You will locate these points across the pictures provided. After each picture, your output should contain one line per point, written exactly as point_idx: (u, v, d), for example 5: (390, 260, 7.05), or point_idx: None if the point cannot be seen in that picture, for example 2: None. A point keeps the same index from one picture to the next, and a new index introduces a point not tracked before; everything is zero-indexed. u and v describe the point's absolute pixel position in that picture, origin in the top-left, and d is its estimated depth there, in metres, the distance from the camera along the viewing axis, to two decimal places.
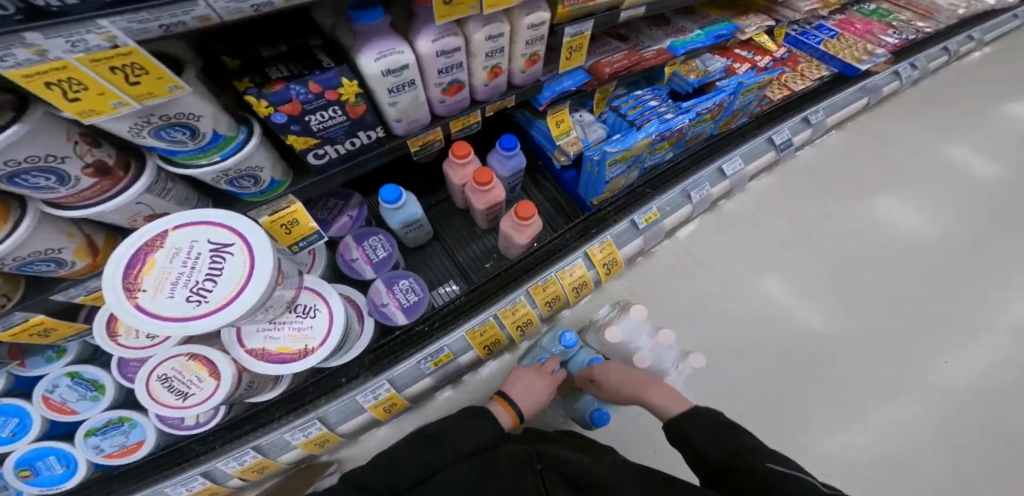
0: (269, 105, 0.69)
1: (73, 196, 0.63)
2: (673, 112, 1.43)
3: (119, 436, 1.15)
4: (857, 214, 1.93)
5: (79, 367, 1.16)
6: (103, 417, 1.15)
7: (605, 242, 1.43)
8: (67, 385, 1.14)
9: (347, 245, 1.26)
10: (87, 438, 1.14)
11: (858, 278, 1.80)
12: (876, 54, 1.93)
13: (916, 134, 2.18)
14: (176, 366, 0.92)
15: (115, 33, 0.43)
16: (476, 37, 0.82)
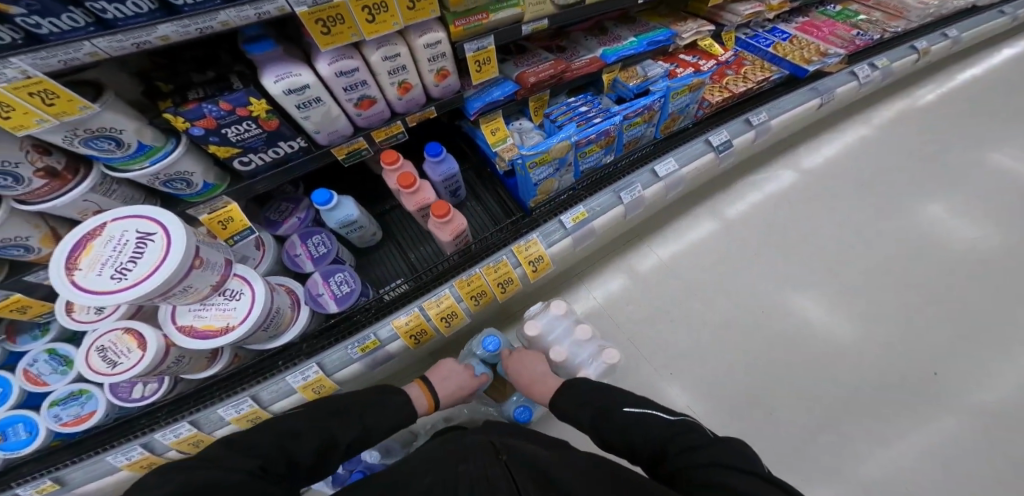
0: (186, 121, 0.83)
1: (29, 194, 0.77)
2: (602, 116, 1.54)
3: (76, 407, 1.31)
4: (793, 227, 2.09)
5: (55, 345, 1.37)
6: (67, 389, 1.32)
7: (531, 240, 1.54)
8: (44, 359, 1.35)
9: (292, 243, 1.40)
10: (49, 408, 1.30)
11: (789, 284, 1.95)
12: (830, 53, 1.87)
13: (860, 155, 2.34)
14: (111, 338, 1.05)
15: (26, 68, 0.55)
16: (373, 59, 0.98)
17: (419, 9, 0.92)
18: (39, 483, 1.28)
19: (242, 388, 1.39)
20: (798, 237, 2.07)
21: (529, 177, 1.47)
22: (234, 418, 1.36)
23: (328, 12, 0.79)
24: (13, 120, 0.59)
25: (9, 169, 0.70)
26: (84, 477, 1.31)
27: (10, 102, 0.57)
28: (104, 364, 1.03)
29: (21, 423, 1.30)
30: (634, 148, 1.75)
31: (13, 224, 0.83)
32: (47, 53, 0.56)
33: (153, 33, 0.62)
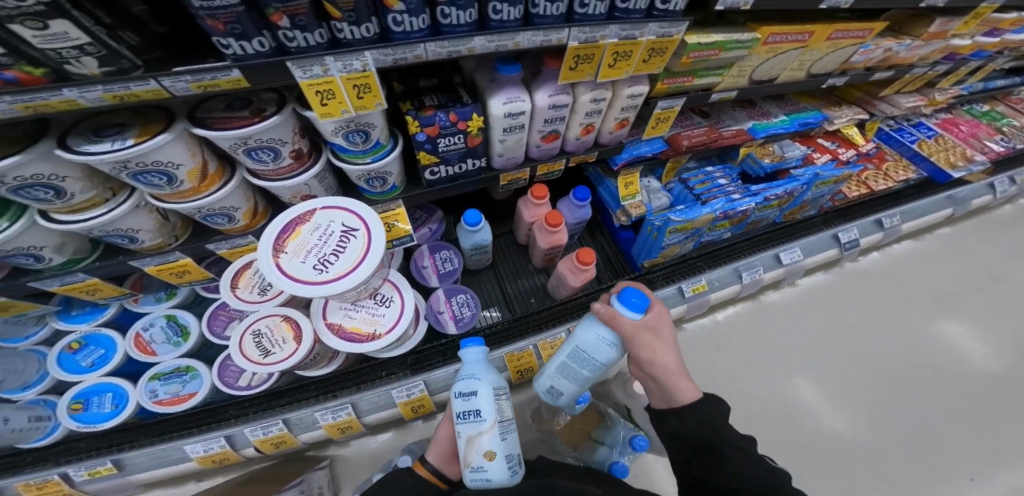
0: (418, 125, 0.91)
1: (274, 171, 0.86)
2: (741, 194, 1.45)
3: (177, 385, 1.28)
4: (917, 331, 1.87)
5: (175, 313, 1.36)
6: (173, 364, 1.31)
7: None
8: (161, 326, 1.34)
9: (422, 253, 1.47)
10: (149, 381, 1.28)
11: (910, 395, 1.73)
12: (974, 160, 1.74)
13: (999, 262, 2.11)
14: (269, 324, 1.11)
15: (369, 61, 0.66)
16: (583, 98, 0.95)
17: (651, 62, 0.82)
18: (97, 463, 1.26)
19: (340, 393, 1.39)
20: (915, 339, 1.86)
21: (661, 238, 1.41)
22: (328, 424, 1.36)
23: (587, 51, 0.76)
24: (327, 108, 0.71)
25: (277, 145, 0.80)
26: (152, 461, 1.29)
27: (337, 89, 0.68)
28: (257, 352, 1.07)
29: (111, 393, 1.27)
30: (752, 229, 1.71)
31: (238, 194, 0.91)
32: (391, 50, 0.67)
33: (467, 43, 0.70)
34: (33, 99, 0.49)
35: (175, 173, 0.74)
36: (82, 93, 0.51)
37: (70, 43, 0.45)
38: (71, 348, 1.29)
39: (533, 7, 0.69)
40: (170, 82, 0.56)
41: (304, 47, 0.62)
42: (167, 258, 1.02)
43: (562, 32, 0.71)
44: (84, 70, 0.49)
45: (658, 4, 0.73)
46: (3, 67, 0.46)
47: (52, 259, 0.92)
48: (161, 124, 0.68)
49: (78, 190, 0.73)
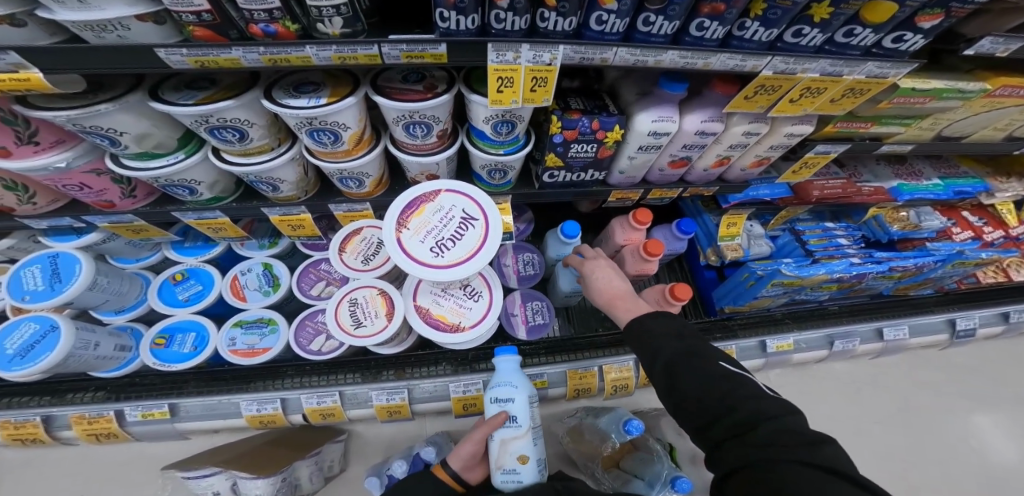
0: (560, 127, 0.86)
1: (417, 146, 0.89)
2: (862, 259, 1.30)
3: (255, 337, 1.31)
4: (1006, 439, 1.73)
5: (273, 262, 1.42)
6: (257, 314, 1.35)
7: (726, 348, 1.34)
8: (258, 273, 1.40)
9: (506, 251, 1.44)
10: (232, 327, 1.32)
11: None
12: None
13: None
14: (365, 296, 1.15)
15: (559, 55, 0.66)
16: (736, 129, 0.88)
17: (837, 104, 0.79)
18: (150, 407, 1.30)
19: (397, 376, 1.40)
20: (995, 453, 1.70)
21: (759, 289, 1.28)
22: (380, 405, 1.34)
23: (777, 82, 0.72)
24: (501, 95, 0.71)
25: (433, 122, 0.81)
26: (202, 413, 1.31)
27: (517, 78, 0.68)
28: (351, 321, 1.11)
29: (194, 334, 1.33)
30: (856, 297, 1.54)
31: (375, 162, 0.95)
32: (583, 48, 0.66)
33: (657, 55, 0.68)
34: (281, 53, 0.55)
35: (341, 134, 0.80)
36: (319, 51, 0.56)
37: (332, 2, 0.49)
38: (175, 278, 1.38)
39: (738, 30, 0.66)
40: (387, 49, 0.59)
41: (510, 32, 0.63)
42: (291, 211, 1.13)
43: (762, 60, 0.68)
44: (330, 29, 0.54)
45: (886, 43, 0.67)
46: (273, 21, 0.51)
47: (202, 193, 1.03)
48: (348, 88, 0.74)
49: (257, 136, 0.83)
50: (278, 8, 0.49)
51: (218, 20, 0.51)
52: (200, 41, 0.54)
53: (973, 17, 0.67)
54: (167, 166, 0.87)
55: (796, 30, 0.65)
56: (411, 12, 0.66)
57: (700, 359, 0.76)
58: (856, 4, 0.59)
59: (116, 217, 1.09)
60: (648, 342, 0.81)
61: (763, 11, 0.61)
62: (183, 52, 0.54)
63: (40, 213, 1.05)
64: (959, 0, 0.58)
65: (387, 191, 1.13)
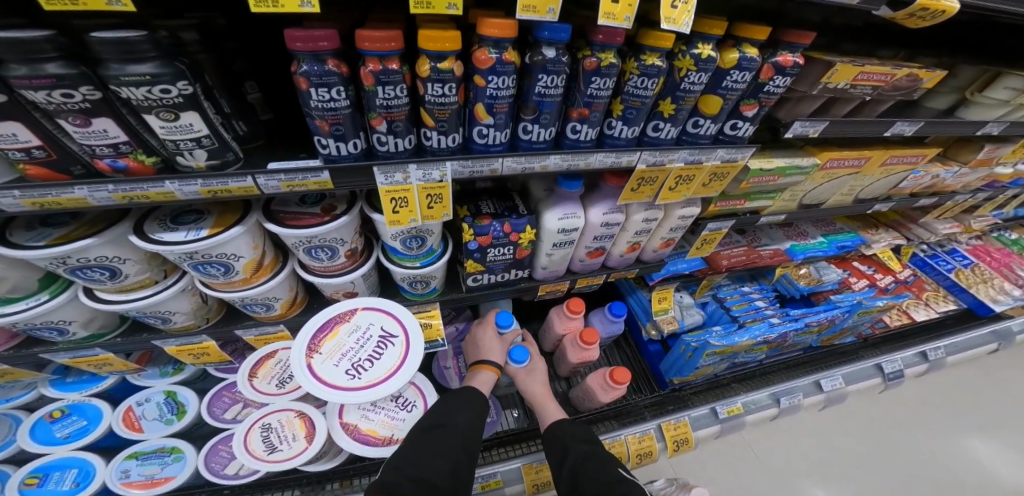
0: (473, 233, 0.86)
1: (324, 267, 0.82)
2: (781, 318, 1.36)
3: (154, 467, 0.87)
4: (975, 476, 1.69)
5: (179, 387, 0.99)
6: (157, 443, 0.91)
7: (681, 419, 1.29)
8: (157, 402, 0.95)
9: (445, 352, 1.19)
10: (123, 459, 0.88)
11: None
12: (1015, 295, 1.66)
13: None
14: (282, 419, 0.89)
15: (448, 172, 0.68)
16: (635, 217, 0.95)
17: (711, 187, 0.89)
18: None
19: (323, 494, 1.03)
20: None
21: (698, 360, 1.25)
22: None
23: (652, 174, 0.81)
24: (398, 215, 0.71)
25: (335, 243, 0.77)
26: None
27: (411, 196, 0.69)
28: (261, 447, 0.84)
29: (77, 469, 0.87)
30: (791, 352, 1.53)
31: (281, 287, 0.85)
32: (470, 162, 0.68)
33: (542, 160, 0.72)
34: (134, 188, 0.57)
35: (233, 265, 0.75)
36: (182, 185, 0.58)
37: (190, 135, 0.54)
38: (50, 417, 0.92)
39: (608, 129, 0.74)
40: (264, 180, 0.61)
41: (392, 152, 0.65)
42: (191, 339, 0.90)
43: (633, 154, 0.76)
44: (192, 161, 0.57)
45: (727, 131, 0.80)
46: (121, 155, 0.54)
47: (75, 332, 0.81)
48: (237, 215, 0.71)
49: (134, 272, 0.73)
50: (125, 142, 0.53)
51: (56, 157, 0.52)
52: (37, 180, 0.54)
53: (783, 104, 0.83)
54: (25, 310, 0.71)
55: (653, 125, 0.75)
56: (296, 138, 0.70)
57: (600, 461, 0.88)
58: (690, 100, 0.70)
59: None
60: (564, 442, 0.94)
61: (620, 111, 0.70)
62: (16, 193, 0.54)
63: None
64: (764, 93, 0.73)
65: (304, 309, 0.95)
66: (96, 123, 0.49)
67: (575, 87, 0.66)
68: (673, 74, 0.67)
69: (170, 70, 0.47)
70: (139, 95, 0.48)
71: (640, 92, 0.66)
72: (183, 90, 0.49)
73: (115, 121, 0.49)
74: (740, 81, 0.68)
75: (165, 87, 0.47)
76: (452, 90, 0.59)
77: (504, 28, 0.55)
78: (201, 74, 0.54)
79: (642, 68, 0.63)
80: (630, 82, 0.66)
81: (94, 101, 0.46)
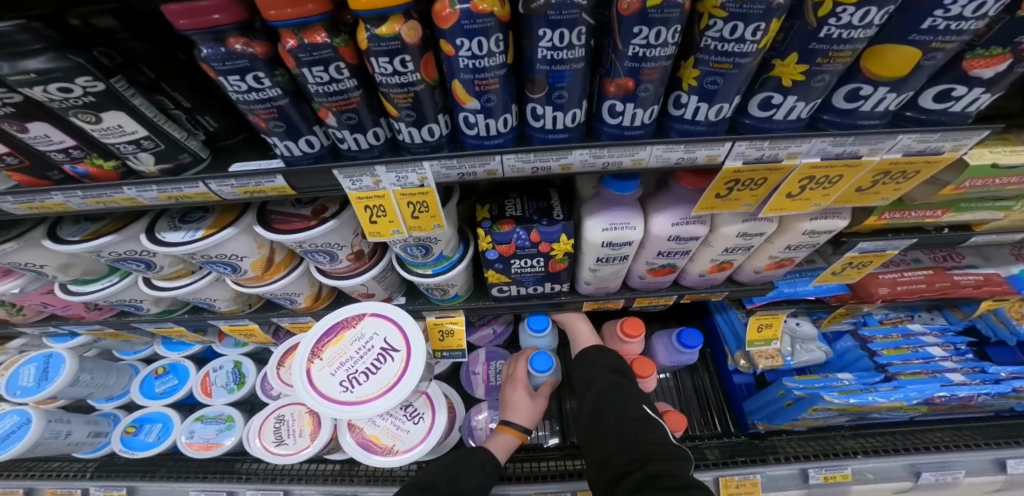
0: (491, 241, 0.69)
1: (332, 269, 0.74)
2: (972, 376, 0.89)
3: (212, 431, 0.97)
4: None
5: (244, 358, 1.07)
6: (219, 410, 1.00)
7: (749, 477, 0.95)
8: (227, 370, 1.04)
9: (476, 356, 1.06)
10: (193, 420, 0.99)
11: None
12: None
13: None
14: (295, 413, 0.89)
15: (427, 175, 0.51)
16: (725, 231, 0.63)
17: (870, 194, 0.54)
18: (112, 487, 0.98)
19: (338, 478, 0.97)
20: None
21: (799, 413, 0.92)
22: None
23: (755, 175, 0.49)
24: (378, 225, 0.57)
25: (330, 248, 0.68)
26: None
27: (388, 204, 0.54)
28: (269, 440, 0.87)
29: (160, 424, 1.01)
30: (968, 411, 1.04)
31: (298, 283, 0.81)
32: (457, 162, 0.50)
33: (562, 157, 0.50)
34: (101, 194, 0.53)
35: (239, 264, 0.70)
36: (140, 191, 0.53)
37: (127, 137, 0.45)
38: (155, 373, 1.07)
39: (674, 108, 0.44)
40: (217, 186, 0.51)
41: (358, 149, 0.49)
42: (238, 322, 0.93)
43: (718, 147, 0.45)
44: (140, 165, 0.49)
45: (925, 101, 0.43)
46: (77, 160, 0.48)
47: (149, 308, 0.88)
48: (236, 214, 0.65)
49: (168, 263, 0.73)
50: (75, 147, 0.46)
51: (30, 162, 0.49)
52: (26, 186, 0.53)
53: None
54: (102, 289, 0.77)
55: (764, 98, 0.41)
56: None
57: (624, 394, 0.82)
58: (845, 57, 0.35)
59: (89, 326, 0.94)
60: (592, 369, 0.87)
61: (697, 81, 0.39)
62: (11, 200, 0.53)
63: (18, 324, 0.92)
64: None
65: (330, 304, 0.91)
66: (33, 127, 0.42)
67: (609, 46, 0.39)
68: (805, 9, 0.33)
69: (65, 64, 0.37)
70: (43, 96, 0.39)
71: (737, 50, 0.34)
72: (89, 87, 0.38)
73: (53, 126, 0.43)
74: (967, 18, 0.32)
75: (63, 85, 0.38)
76: (407, 66, 0.40)
77: None
78: (136, 66, 0.43)
79: (735, 5, 0.31)
80: (708, 30, 0.34)
81: (16, 105, 0.40)
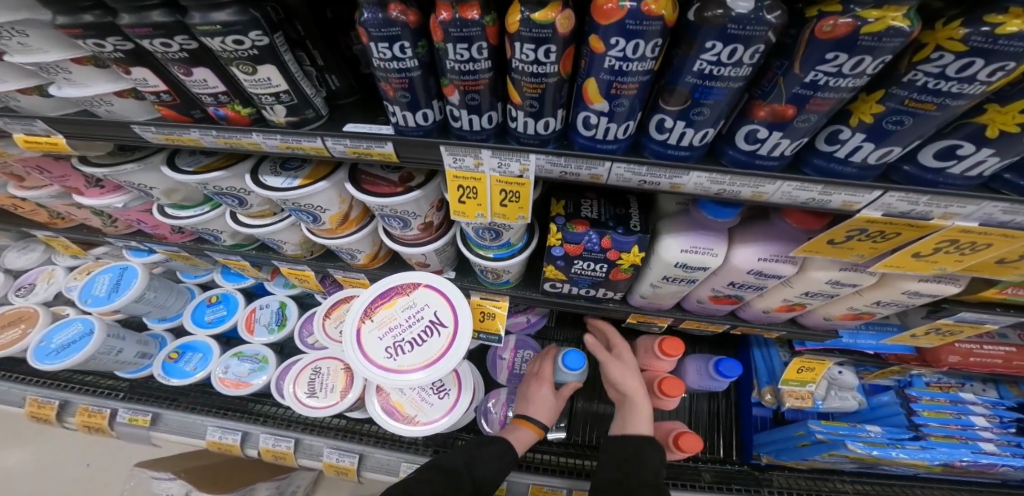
0: (561, 238, 0.67)
1: (401, 235, 0.75)
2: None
3: (246, 368, 1.03)
4: None
5: (290, 301, 1.12)
6: (256, 349, 1.06)
7: None
8: (273, 309, 1.10)
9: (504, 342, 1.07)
10: (229, 356, 1.05)
11: None
12: None
13: None
14: (330, 367, 0.93)
15: (530, 166, 0.49)
16: (813, 275, 0.61)
17: (1008, 267, 0.52)
18: (140, 410, 1.07)
19: (356, 435, 1.01)
20: None
21: (813, 455, 0.89)
22: (329, 466, 0.98)
23: (888, 227, 0.48)
24: (464, 206, 0.56)
25: (404, 215, 0.68)
26: (176, 425, 1.06)
27: (481, 188, 0.53)
28: (302, 391, 0.90)
29: (200, 354, 1.07)
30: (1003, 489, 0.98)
31: (362, 241, 0.83)
32: (564, 160, 0.48)
33: (679, 175, 0.48)
34: (233, 136, 0.56)
35: (320, 215, 0.73)
36: (266, 138, 0.55)
37: (270, 90, 0.47)
38: (209, 300, 1.14)
39: (826, 143, 0.43)
40: (332, 143, 0.53)
41: (468, 130, 0.48)
42: (298, 266, 0.97)
43: (865, 193, 0.44)
44: (273, 116, 0.51)
45: None
46: (221, 104, 0.52)
47: (225, 239, 0.94)
48: (330, 168, 0.67)
49: (256, 203, 0.77)
50: (224, 93, 0.50)
51: (178, 100, 0.54)
52: (170, 120, 0.58)
53: None
54: (198, 216, 0.84)
55: (948, 146, 0.39)
56: None
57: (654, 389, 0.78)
58: None
59: (168, 246, 1.05)
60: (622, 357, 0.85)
61: (876, 117, 0.37)
62: (153, 129, 0.60)
63: (107, 234, 1.06)
64: None
65: (386, 265, 0.94)
66: (197, 72, 0.46)
67: (780, 67, 0.36)
68: None
69: (245, 18, 0.39)
70: (215, 45, 0.41)
71: (954, 91, 0.32)
72: (257, 41, 0.41)
73: (214, 72, 0.46)
74: None
75: (238, 37, 0.40)
76: (550, 56, 0.38)
77: None
78: (291, 21, 0.45)
79: (983, 41, 0.29)
80: (927, 63, 0.32)
81: (191, 51, 0.43)
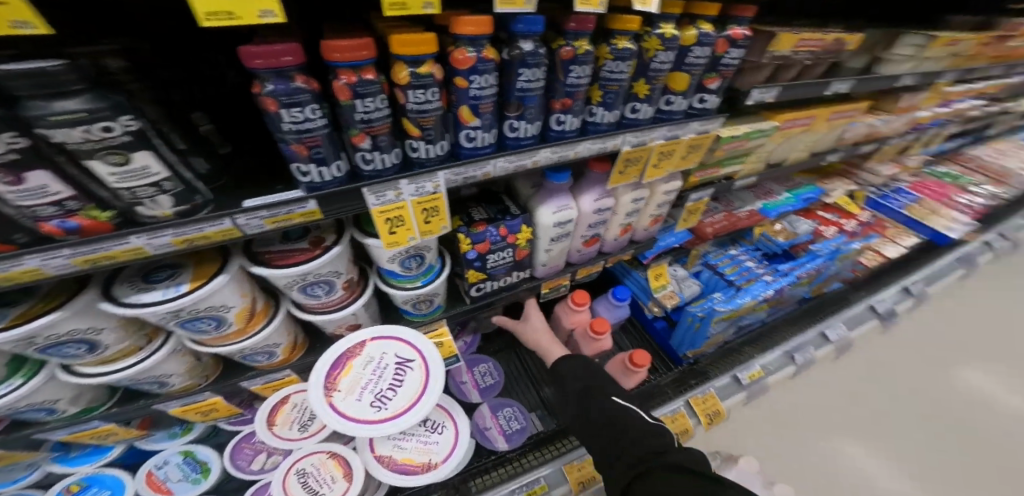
0: (470, 242, 0.87)
1: (324, 302, 0.81)
2: (773, 275, 1.44)
3: None
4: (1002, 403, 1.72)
5: (195, 446, 1.00)
6: None
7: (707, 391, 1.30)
8: (177, 462, 0.97)
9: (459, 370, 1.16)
10: None
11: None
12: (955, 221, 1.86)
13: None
14: (316, 462, 0.89)
15: (440, 182, 0.70)
16: (624, 199, 1.00)
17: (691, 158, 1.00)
18: None
19: None
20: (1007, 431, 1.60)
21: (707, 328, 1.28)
22: None
23: (637, 154, 0.87)
24: (396, 235, 0.72)
25: (330, 277, 0.76)
26: None
27: (406, 214, 0.71)
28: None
29: None
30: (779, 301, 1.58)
31: (281, 329, 0.83)
32: (462, 168, 0.72)
33: (531, 155, 0.77)
34: (95, 249, 0.50)
35: (224, 316, 0.70)
36: (148, 239, 0.53)
37: (147, 179, 0.47)
38: (69, 490, 0.90)
39: (591, 116, 0.80)
40: (243, 220, 0.58)
41: (377, 171, 0.66)
42: (195, 398, 0.85)
43: (617, 138, 0.83)
44: (156, 209, 0.51)
45: (696, 104, 0.90)
46: (69, 213, 0.46)
47: (66, 409, 0.74)
48: (217, 264, 0.67)
49: (113, 341, 0.66)
50: (69, 198, 0.44)
51: None
52: None
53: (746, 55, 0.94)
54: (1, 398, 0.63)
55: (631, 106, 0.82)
56: (260, 172, 0.67)
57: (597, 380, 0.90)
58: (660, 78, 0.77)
59: None
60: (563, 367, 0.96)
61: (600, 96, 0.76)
62: None
63: None
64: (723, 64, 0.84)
65: (309, 351, 0.92)
66: (30, 178, 0.40)
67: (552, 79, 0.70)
68: (643, 54, 0.74)
69: (108, 102, 0.40)
70: (75, 137, 0.40)
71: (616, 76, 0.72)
72: (128, 125, 0.42)
73: (54, 174, 0.41)
74: (701, 56, 0.78)
75: (106, 123, 0.40)
76: (434, 95, 0.61)
77: (482, 25, 0.59)
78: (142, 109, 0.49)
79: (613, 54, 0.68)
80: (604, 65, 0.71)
81: (20, 151, 0.38)
